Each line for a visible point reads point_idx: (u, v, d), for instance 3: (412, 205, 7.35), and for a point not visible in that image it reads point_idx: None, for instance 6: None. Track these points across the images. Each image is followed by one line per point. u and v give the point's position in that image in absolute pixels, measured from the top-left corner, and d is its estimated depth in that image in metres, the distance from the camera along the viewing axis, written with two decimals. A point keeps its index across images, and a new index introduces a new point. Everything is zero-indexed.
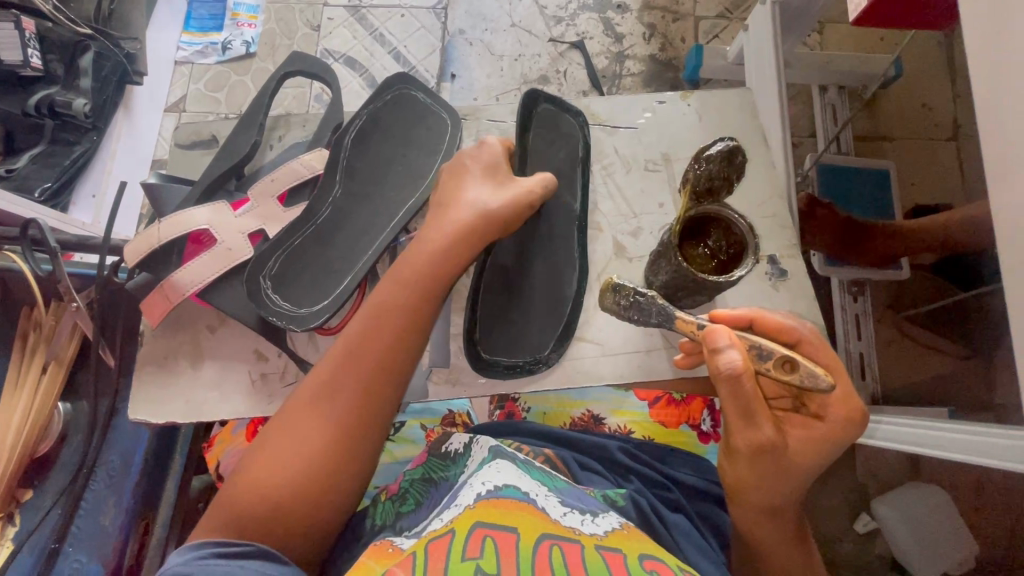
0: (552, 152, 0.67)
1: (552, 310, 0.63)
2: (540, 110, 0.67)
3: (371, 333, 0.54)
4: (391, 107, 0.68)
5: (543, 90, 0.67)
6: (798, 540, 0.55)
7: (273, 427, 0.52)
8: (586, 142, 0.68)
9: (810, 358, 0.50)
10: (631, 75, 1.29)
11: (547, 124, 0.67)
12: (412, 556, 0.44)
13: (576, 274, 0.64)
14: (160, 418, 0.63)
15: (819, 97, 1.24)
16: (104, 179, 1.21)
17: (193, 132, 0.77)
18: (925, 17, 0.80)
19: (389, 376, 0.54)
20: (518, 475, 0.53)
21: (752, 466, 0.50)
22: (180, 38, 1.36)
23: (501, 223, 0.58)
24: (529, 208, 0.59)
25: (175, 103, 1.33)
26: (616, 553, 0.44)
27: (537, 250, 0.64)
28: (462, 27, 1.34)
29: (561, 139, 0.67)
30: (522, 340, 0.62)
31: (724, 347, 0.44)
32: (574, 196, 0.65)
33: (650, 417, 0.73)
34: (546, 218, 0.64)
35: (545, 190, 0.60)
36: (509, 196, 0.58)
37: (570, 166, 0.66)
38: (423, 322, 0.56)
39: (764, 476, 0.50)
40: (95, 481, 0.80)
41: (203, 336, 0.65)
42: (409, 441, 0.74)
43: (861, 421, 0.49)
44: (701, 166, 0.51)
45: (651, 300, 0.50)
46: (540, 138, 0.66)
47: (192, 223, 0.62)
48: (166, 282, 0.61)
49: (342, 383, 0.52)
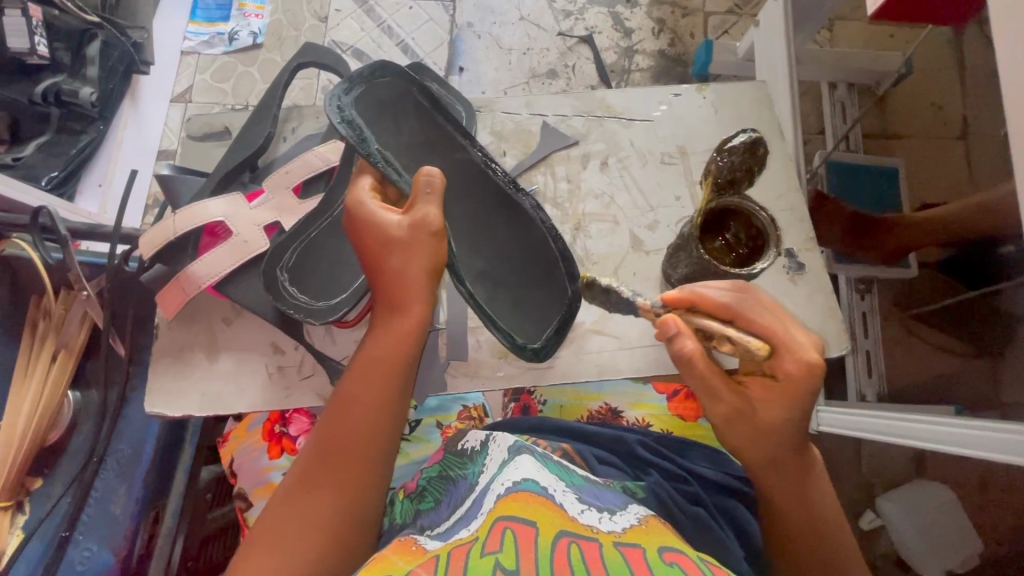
0: (409, 133, 0.61)
1: (548, 289, 0.60)
2: (356, 101, 0.58)
3: (348, 407, 0.52)
4: (372, 91, 0.59)
5: (356, 71, 0.59)
6: (808, 490, 0.52)
7: (261, 522, 0.49)
8: (417, 85, 0.61)
9: (752, 327, 0.47)
10: (639, 71, 1.29)
11: (378, 105, 0.60)
12: (435, 559, 0.44)
13: (563, 258, 0.60)
14: (175, 410, 0.62)
15: (829, 94, 1.24)
16: (110, 168, 1.22)
17: (206, 123, 0.76)
18: (942, 11, 0.80)
19: (373, 454, 0.52)
20: (537, 470, 0.53)
21: (733, 434, 0.51)
22: (186, 28, 1.34)
23: (419, 268, 0.52)
24: (435, 233, 0.53)
25: (181, 93, 1.30)
26: (634, 549, 0.43)
27: (483, 233, 0.61)
28: (470, 20, 1.33)
29: (395, 105, 0.61)
30: (519, 328, 0.59)
31: (673, 334, 0.45)
32: (469, 154, 0.62)
33: (667, 410, 0.73)
34: (484, 203, 0.61)
35: (436, 189, 0.53)
36: (414, 218, 0.52)
37: (432, 127, 0.62)
38: (400, 389, 0.54)
39: (750, 439, 0.50)
40: (104, 471, 0.80)
41: (219, 328, 0.65)
42: (424, 440, 0.74)
43: (817, 367, 0.47)
44: (724, 158, 0.51)
45: (615, 289, 0.52)
46: (388, 130, 0.60)
47: (207, 215, 0.62)
48: (183, 274, 0.60)
49: (326, 472, 0.50)
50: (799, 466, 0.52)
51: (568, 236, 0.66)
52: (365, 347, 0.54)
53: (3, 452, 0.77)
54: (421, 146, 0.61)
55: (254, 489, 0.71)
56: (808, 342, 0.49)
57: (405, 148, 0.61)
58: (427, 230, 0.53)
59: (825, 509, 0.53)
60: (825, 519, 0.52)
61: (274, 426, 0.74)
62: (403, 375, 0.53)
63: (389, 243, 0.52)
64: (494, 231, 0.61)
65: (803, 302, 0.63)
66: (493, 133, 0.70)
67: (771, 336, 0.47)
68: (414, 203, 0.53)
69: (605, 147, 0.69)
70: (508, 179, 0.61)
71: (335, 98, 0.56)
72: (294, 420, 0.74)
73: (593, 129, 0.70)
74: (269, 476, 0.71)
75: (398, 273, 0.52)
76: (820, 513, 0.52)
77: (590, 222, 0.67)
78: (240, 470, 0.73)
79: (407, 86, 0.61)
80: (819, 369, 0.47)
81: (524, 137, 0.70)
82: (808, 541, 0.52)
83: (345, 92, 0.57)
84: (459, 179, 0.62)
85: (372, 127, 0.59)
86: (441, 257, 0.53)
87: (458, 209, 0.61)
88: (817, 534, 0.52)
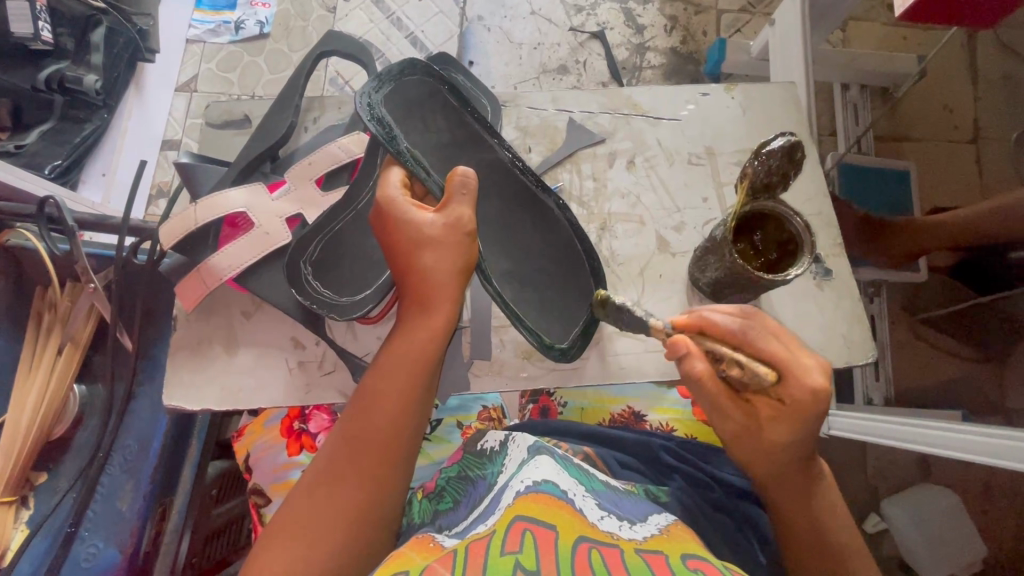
0: (436, 128, 0.60)
1: (573, 285, 0.59)
2: (385, 99, 0.58)
3: (373, 401, 0.51)
4: (401, 90, 0.59)
5: (384, 69, 0.58)
6: (817, 506, 0.51)
7: (281, 515, 0.48)
8: (446, 85, 0.60)
9: (758, 353, 0.45)
10: (652, 68, 1.27)
11: (407, 104, 0.59)
12: (452, 555, 0.42)
13: (588, 260, 0.59)
14: (194, 403, 0.61)
15: (840, 95, 1.24)
16: (114, 158, 1.20)
17: (224, 111, 0.75)
18: (970, 11, 0.79)
19: (397, 449, 0.51)
20: (557, 472, 0.52)
21: (743, 448, 0.51)
22: (192, 16, 1.31)
23: (451, 267, 0.52)
24: (470, 234, 0.52)
25: (186, 82, 1.27)
26: (657, 555, 0.42)
27: (508, 232, 0.60)
28: (480, 13, 1.31)
29: (424, 104, 0.60)
30: (547, 328, 0.58)
31: (681, 354, 0.45)
32: (497, 151, 0.60)
33: (691, 415, 0.74)
34: (512, 203, 0.60)
35: (471, 189, 0.52)
36: (446, 219, 0.52)
37: (460, 125, 0.60)
38: (426, 385, 0.52)
39: (761, 454, 0.50)
40: (111, 465, 0.78)
41: (237, 322, 0.64)
42: (444, 440, 0.73)
43: (823, 394, 0.45)
44: (761, 163, 0.50)
45: (628, 307, 0.50)
46: (416, 127, 0.59)
47: (228, 206, 0.60)
48: (203, 266, 0.59)
49: (349, 467, 0.49)
50: (806, 482, 0.51)
51: (594, 236, 0.65)
52: (390, 345, 0.53)
53: (7, 446, 0.75)
54: (446, 143, 0.60)
55: (271, 486, 0.70)
56: (818, 367, 0.46)
57: (433, 146, 0.60)
58: (462, 231, 0.52)
59: (835, 527, 0.51)
60: (836, 536, 0.51)
61: (293, 423, 0.73)
62: (430, 371, 0.52)
63: (423, 242, 0.51)
64: (518, 231, 0.60)
65: (829, 307, 0.63)
66: (518, 128, 0.69)
67: (779, 363, 0.45)
68: (448, 201, 0.52)
69: (631, 146, 0.68)
70: (535, 178, 0.60)
71: (365, 95, 0.56)
72: (314, 416, 0.73)
73: (620, 127, 0.69)
74: (288, 472, 0.71)
75: (432, 271, 0.52)
76: (831, 530, 0.51)
77: (615, 222, 0.66)
78: (256, 466, 0.72)
79: (437, 85, 0.60)
80: (826, 397, 0.45)
81: (549, 133, 0.69)
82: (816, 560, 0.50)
83: (375, 90, 0.57)
84: (488, 177, 0.60)
85: (400, 126, 0.59)
86: (474, 259, 0.53)
87: (485, 207, 0.60)
88: (828, 553, 0.50)
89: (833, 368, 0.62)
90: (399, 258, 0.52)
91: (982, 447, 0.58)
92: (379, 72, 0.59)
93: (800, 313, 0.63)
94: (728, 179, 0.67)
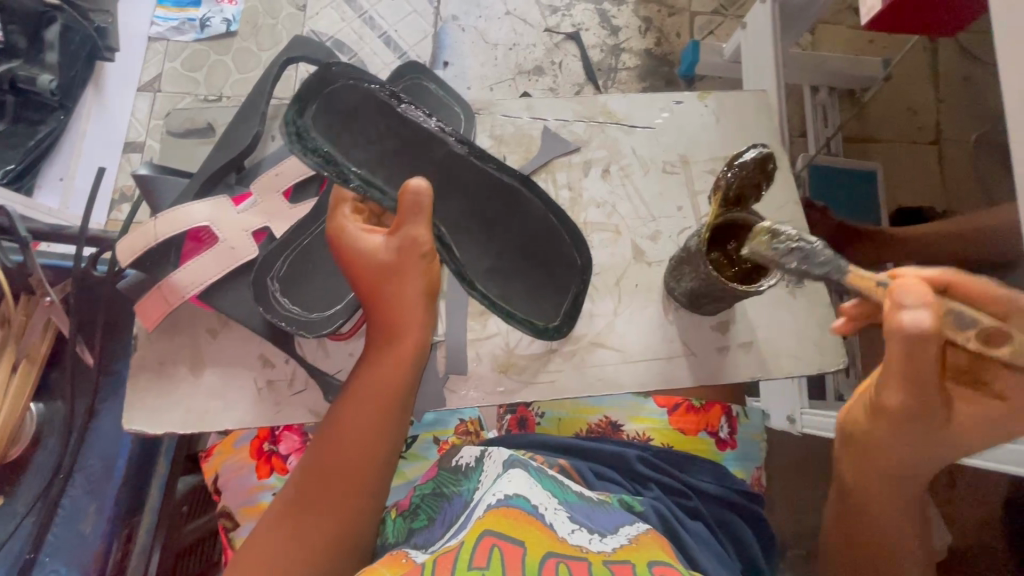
0: (375, 138, 0.56)
1: (557, 276, 0.60)
2: (315, 119, 0.55)
3: (342, 430, 0.53)
4: (328, 105, 0.55)
5: (300, 88, 0.55)
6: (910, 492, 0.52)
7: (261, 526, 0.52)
8: (376, 85, 0.56)
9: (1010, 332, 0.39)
10: (627, 70, 1.27)
11: (338, 116, 0.55)
12: (421, 570, 0.41)
13: (572, 244, 0.60)
14: (158, 427, 0.59)
15: (810, 97, 1.27)
16: (73, 161, 1.15)
17: (188, 119, 0.73)
18: (943, 21, 0.79)
19: (364, 477, 0.53)
20: (529, 485, 0.51)
21: (904, 435, 0.45)
22: (154, 13, 1.26)
23: (413, 290, 0.53)
24: (426, 255, 0.52)
25: (148, 82, 1.23)
26: (624, 566, 0.42)
27: (480, 226, 0.58)
28: (455, 12, 1.29)
29: (356, 112, 0.56)
30: (539, 310, 0.59)
31: (911, 306, 0.38)
32: (446, 143, 0.57)
33: (669, 424, 0.72)
34: (478, 199, 0.58)
35: (424, 207, 0.50)
36: (399, 244, 0.52)
37: (404, 125, 0.56)
38: (400, 402, 0.54)
39: (908, 434, 0.45)
40: (72, 487, 0.74)
41: (203, 340, 0.62)
42: (421, 457, 0.72)
43: None
44: (733, 175, 0.49)
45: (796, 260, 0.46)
46: (356, 142, 0.56)
47: (191, 221, 0.58)
48: (165, 283, 0.57)
49: (316, 499, 0.51)
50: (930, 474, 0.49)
51: None
52: (361, 371, 0.54)
53: None
54: (390, 148, 0.56)
55: (241, 509, 0.68)
56: None
57: (380, 155, 0.56)
58: (417, 251, 0.52)
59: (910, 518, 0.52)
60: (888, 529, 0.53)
61: (264, 444, 0.71)
62: (396, 400, 0.53)
63: (380, 269, 0.52)
64: (491, 218, 0.58)
65: (802, 315, 0.64)
66: (493, 137, 0.69)
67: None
68: (401, 223, 0.51)
69: (606, 154, 0.68)
70: (508, 172, 0.58)
71: (291, 127, 0.54)
72: (284, 438, 0.71)
73: (595, 135, 0.68)
74: (259, 495, 0.68)
75: (393, 301, 0.53)
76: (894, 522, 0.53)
77: (592, 231, 0.66)
78: (225, 488, 0.70)
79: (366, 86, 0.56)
80: None
81: (524, 142, 0.68)
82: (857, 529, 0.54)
83: (298, 113, 0.55)
84: (446, 174, 0.57)
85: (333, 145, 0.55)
86: (433, 278, 0.54)
87: (450, 209, 0.58)
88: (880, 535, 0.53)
89: (807, 375, 0.63)
90: (364, 289, 0.53)
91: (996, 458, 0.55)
92: (298, 90, 0.55)
93: (773, 320, 0.64)
94: (702, 188, 0.67)
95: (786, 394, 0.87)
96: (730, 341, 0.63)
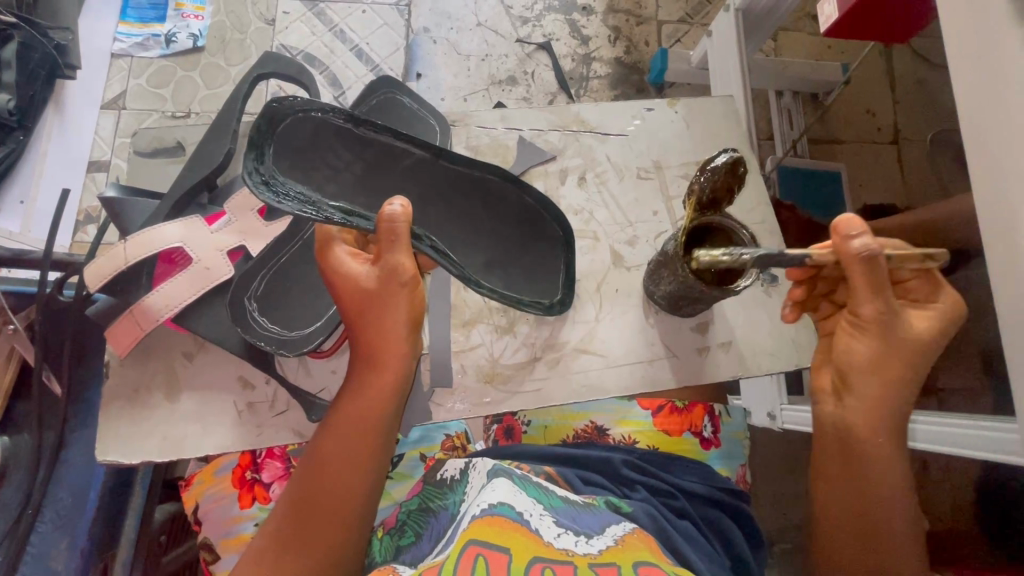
0: (339, 168, 0.55)
1: (550, 267, 0.61)
2: (276, 161, 0.53)
3: (326, 463, 0.52)
4: (289, 141, 0.53)
5: (250, 131, 0.52)
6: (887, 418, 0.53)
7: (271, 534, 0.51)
8: (329, 109, 0.54)
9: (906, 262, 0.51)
10: (598, 78, 1.29)
11: (299, 155, 0.54)
12: None
13: (562, 251, 0.61)
14: (134, 456, 0.57)
15: (775, 101, 1.25)
16: (34, 182, 1.11)
17: (155, 138, 0.72)
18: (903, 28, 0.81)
19: (349, 512, 0.52)
20: (514, 493, 0.51)
21: (870, 356, 0.52)
22: (116, 29, 1.22)
23: (396, 318, 0.52)
24: (406, 283, 0.52)
25: (112, 99, 1.20)
26: (609, 568, 0.42)
27: (460, 236, 0.58)
28: (426, 25, 1.30)
29: (316, 145, 0.54)
30: (540, 290, 0.61)
31: (857, 235, 0.48)
32: (411, 155, 0.56)
33: (653, 426, 0.73)
34: (456, 209, 0.58)
35: (399, 237, 0.50)
36: (380, 271, 0.51)
37: (367, 147, 0.55)
38: (390, 422, 0.54)
39: (881, 338, 0.51)
40: (42, 522, 0.71)
41: (179, 365, 0.60)
42: (407, 476, 0.71)
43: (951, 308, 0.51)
44: (705, 179, 0.51)
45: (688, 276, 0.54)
46: (325, 176, 0.55)
47: (161, 244, 0.56)
48: (136, 307, 0.55)
49: (297, 542, 0.50)
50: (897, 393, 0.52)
51: None
52: (339, 406, 0.54)
53: None
54: (358, 174, 0.56)
55: (222, 541, 0.66)
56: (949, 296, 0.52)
57: (352, 184, 0.55)
58: (398, 279, 0.52)
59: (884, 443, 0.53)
60: (890, 495, 0.53)
61: (245, 472, 0.69)
62: (376, 432, 0.53)
63: (364, 296, 0.52)
64: (472, 223, 0.59)
65: (777, 313, 0.66)
66: (469, 148, 0.69)
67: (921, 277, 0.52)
68: (381, 252, 0.51)
69: (582, 162, 0.69)
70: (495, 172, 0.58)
71: (258, 176, 0.52)
72: (266, 464, 0.70)
73: (569, 144, 0.69)
74: (240, 526, 0.67)
75: (376, 331, 0.52)
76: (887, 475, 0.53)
77: None
78: (205, 518, 0.68)
79: (320, 119, 0.54)
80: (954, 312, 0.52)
81: (500, 151, 0.69)
82: (856, 501, 0.54)
83: (259, 160, 0.52)
84: (421, 182, 0.57)
85: (300, 188, 0.53)
86: (416, 305, 0.53)
87: (430, 221, 0.58)
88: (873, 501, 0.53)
89: (785, 371, 0.65)
90: (349, 316, 0.53)
91: (947, 437, 0.59)
92: (249, 134, 0.52)
93: (750, 320, 0.65)
94: (676, 192, 0.69)
95: (765, 391, 0.88)
96: (710, 342, 0.64)
